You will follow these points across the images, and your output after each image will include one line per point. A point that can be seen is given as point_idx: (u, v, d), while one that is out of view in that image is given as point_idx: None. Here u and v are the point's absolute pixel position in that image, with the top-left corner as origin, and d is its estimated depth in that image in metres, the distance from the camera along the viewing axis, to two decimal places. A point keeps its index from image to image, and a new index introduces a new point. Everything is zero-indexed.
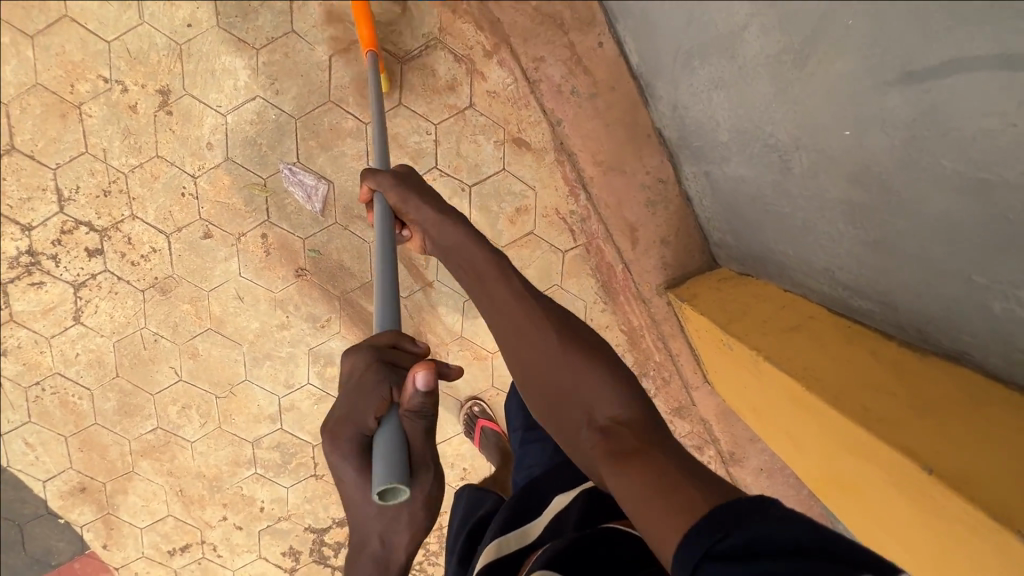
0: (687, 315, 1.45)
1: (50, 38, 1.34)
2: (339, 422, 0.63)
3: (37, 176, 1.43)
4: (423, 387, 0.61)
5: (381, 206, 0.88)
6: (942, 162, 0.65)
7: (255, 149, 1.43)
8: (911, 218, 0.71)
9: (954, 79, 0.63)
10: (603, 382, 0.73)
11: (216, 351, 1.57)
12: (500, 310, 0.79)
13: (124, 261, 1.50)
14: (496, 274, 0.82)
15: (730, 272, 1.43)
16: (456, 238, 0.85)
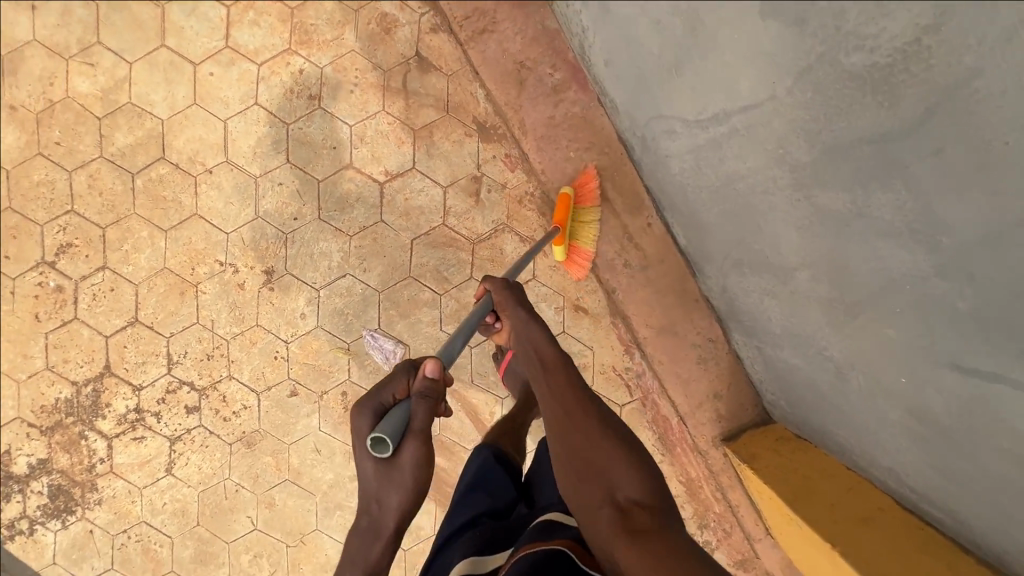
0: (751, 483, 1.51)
1: (180, 231, 1.60)
2: (366, 397, 0.78)
3: (152, 343, 1.63)
4: (432, 372, 0.82)
5: (485, 308, 1.05)
6: (1000, 439, 0.83)
7: (342, 319, 1.61)
8: (977, 470, 0.89)
9: (998, 385, 0.80)
10: (637, 465, 0.85)
11: (292, 501, 1.66)
12: (555, 402, 0.90)
13: (217, 417, 1.65)
14: (562, 364, 0.94)
15: (785, 432, 1.42)
16: (537, 337, 0.97)
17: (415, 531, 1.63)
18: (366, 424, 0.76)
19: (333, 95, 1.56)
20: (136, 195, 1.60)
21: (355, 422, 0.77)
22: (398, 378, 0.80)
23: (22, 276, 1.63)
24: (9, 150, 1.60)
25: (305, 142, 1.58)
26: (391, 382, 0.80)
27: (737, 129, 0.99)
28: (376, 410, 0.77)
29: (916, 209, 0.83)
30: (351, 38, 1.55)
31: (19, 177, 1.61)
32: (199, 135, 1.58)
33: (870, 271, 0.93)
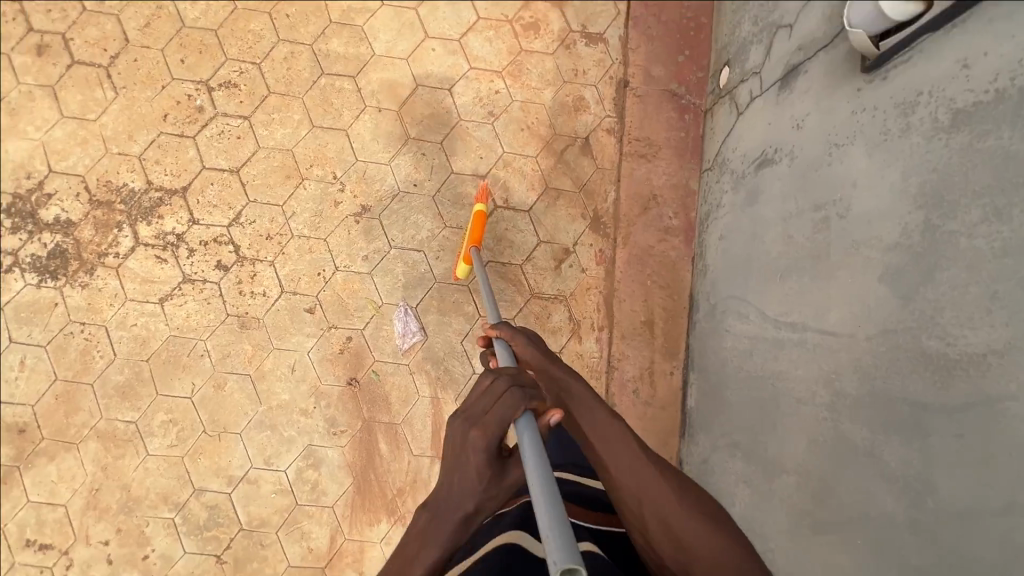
0: None
1: (323, 134, 1.79)
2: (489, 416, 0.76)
3: (234, 197, 1.76)
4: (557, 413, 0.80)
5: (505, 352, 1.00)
6: None
7: (391, 282, 1.74)
8: None
9: None
10: (708, 518, 0.80)
11: (238, 395, 1.70)
12: (628, 472, 0.83)
13: (234, 286, 1.73)
14: (620, 434, 0.87)
15: None
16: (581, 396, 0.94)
17: (319, 491, 1.66)
18: (481, 435, 0.76)
19: (507, 123, 1.82)
20: (312, 88, 1.81)
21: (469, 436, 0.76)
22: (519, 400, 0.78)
23: (180, 81, 1.80)
24: None
25: (464, 140, 1.81)
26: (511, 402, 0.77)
27: (811, 342, 1.15)
28: (498, 421, 0.76)
29: (917, 469, 0.89)
30: (548, 95, 1.83)
31: (240, 17, 1.83)
32: (391, 82, 1.82)
33: (851, 500, 0.99)
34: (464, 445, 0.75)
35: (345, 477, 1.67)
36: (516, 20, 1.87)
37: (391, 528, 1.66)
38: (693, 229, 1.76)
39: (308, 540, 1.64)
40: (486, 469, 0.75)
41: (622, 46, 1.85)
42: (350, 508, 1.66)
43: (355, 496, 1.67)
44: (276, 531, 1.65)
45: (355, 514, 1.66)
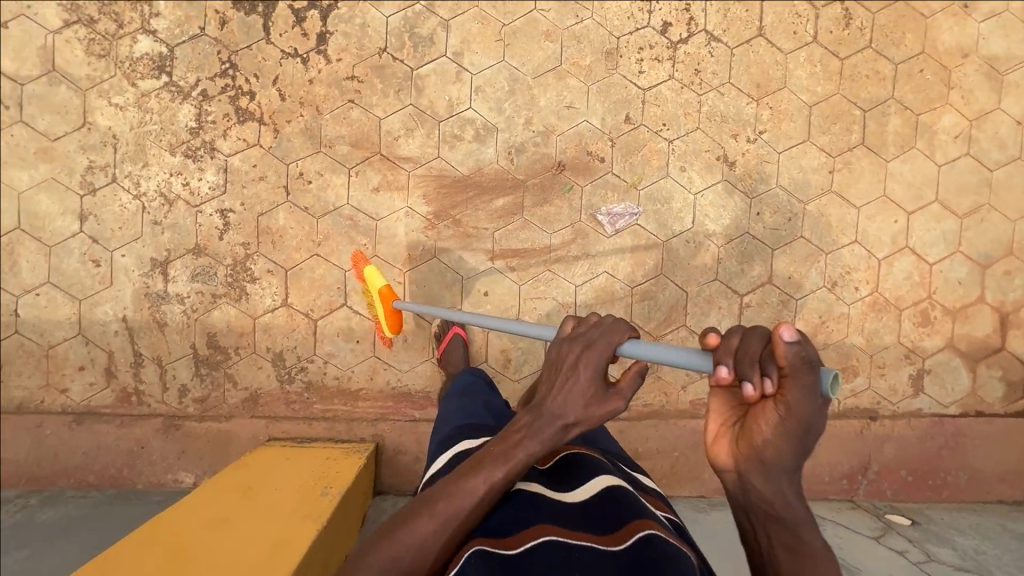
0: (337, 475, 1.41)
1: (805, 117, 1.73)
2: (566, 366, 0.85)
3: (738, 30, 1.71)
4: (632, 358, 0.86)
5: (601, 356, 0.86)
6: None
7: (658, 197, 1.72)
8: None
9: None
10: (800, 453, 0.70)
11: (539, 53, 1.68)
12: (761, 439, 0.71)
13: (647, 39, 1.70)
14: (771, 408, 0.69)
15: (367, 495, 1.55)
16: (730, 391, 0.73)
17: (450, 143, 1.67)
18: (593, 357, 0.85)
19: (826, 303, 1.77)
20: (853, 99, 1.73)
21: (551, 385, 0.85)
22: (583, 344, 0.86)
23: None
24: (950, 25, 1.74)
25: (806, 259, 1.75)
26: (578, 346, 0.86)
27: None
28: (609, 355, 0.86)
29: None
30: (858, 343, 1.78)
31: (924, 17, 1.73)
32: (865, 182, 1.75)
33: None
34: (574, 362, 0.85)
35: (466, 169, 1.68)
36: (936, 304, 1.78)
37: (420, 217, 1.67)
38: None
39: (404, 137, 1.66)
40: (592, 386, 0.84)
41: (910, 414, 1.79)
42: (437, 175, 1.67)
43: (447, 179, 1.67)
44: (411, 105, 1.66)
45: (431, 181, 1.67)
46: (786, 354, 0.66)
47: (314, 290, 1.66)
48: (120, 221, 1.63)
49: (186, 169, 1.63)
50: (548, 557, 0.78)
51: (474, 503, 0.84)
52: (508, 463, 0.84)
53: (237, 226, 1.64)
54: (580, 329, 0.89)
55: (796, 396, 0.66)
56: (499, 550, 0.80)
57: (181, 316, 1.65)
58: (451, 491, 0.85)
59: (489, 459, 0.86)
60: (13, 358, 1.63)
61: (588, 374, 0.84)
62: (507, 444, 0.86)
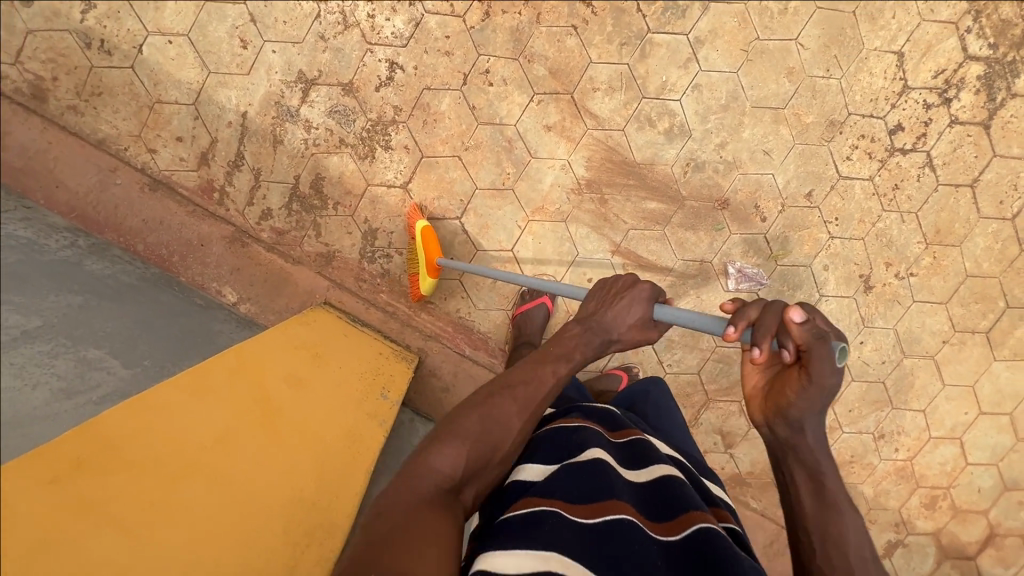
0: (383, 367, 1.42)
1: (957, 282, 1.71)
2: (610, 298, 0.99)
3: (955, 171, 1.64)
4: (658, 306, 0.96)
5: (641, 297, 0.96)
6: None
7: (789, 280, 1.68)
8: None
9: None
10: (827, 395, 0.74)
11: (771, 86, 1.57)
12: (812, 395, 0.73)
13: (872, 131, 1.61)
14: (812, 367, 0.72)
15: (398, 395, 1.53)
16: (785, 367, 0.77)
17: (640, 124, 1.56)
18: (644, 292, 0.97)
19: (866, 446, 1.81)
20: (1005, 290, 1.72)
21: (603, 310, 0.98)
22: (626, 284, 0.98)
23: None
24: None
25: (873, 403, 1.78)
26: (624, 284, 0.98)
27: None
28: (651, 298, 0.96)
29: None
30: (868, 493, 1.84)
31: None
32: (966, 365, 1.76)
33: None
34: (623, 293, 0.98)
35: (640, 156, 1.58)
36: (949, 495, 1.85)
37: (573, 177, 1.59)
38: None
39: (602, 94, 1.54)
40: (640, 315, 0.97)
41: None
42: (610, 146, 1.57)
43: (618, 155, 1.58)
44: (625, 66, 1.53)
45: (602, 149, 1.57)
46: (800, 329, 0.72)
47: (438, 190, 1.57)
48: (288, 16, 1.47)
49: (379, 1, 1.47)
50: (603, 535, 0.67)
51: (542, 391, 0.90)
52: (570, 361, 0.94)
53: (399, 87, 1.52)
54: (624, 280, 1.00)
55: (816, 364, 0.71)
56: (565, 511, 0.70)
57: (300, 143, 1.54)
58: (526, 379, 0.91)
59: (559, 355, 0.95)
60: (118, 93, 1.50)
61: (636, 312, 0.97)
62: (565, 350, 0.96)
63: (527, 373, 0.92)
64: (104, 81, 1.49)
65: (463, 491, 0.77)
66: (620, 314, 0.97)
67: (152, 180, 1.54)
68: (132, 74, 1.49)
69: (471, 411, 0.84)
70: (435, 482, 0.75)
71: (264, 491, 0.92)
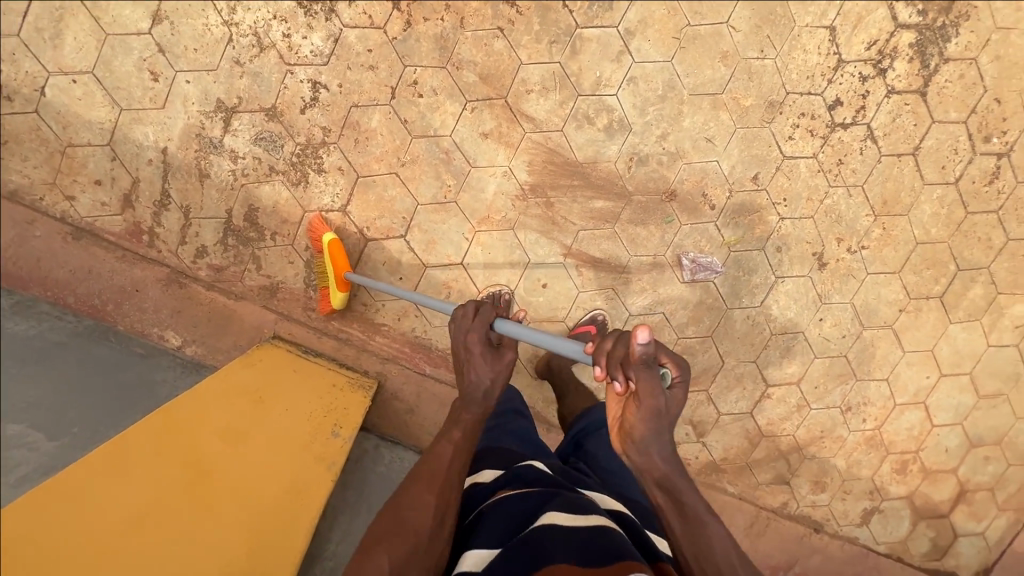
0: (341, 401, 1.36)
1: (907, 251, 1.72)
2: (457, 330, 1.11)
3: (895, 141, 1.64)
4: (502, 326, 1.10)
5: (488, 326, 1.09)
6: None
7: (744, 265, 1.67)
8: None
9: None
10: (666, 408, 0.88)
11: (707, 72, 1.54)
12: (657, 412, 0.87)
13: (811, 109, 1.60)
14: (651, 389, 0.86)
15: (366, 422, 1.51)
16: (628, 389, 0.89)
17: (578, 123, 1.53)
18: (484, 316, 1.11)
19: (834, 420, 1.83)
20: (954, 254, 1.74)
21: (460, 344, 1.10)
22: (466, 310, 1.12)
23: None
24: None
25: (837, 377, 1.79)
26: (462, 313, 1.12)
27: None
28: (489, 322, 1.10)
29: None
30: (840, 465, 1.87)
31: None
32: (923, 331, 1.79)
33: None
34: (467, 325, 1.11)
35: (582, 155, 1.55)
36: (918, 458, 1.89)
37: (516, 183, 1.55)
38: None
39: (536, 96, 1.50)
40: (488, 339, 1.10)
41: (847, 538, 1.93)
42: (550, 148, 1.54)
43: (559, 157, 1.54)
44: (557, 65, 1.49)
45: (542, 153, 1.54)
46: (642, 351, 0.84)
47: (378, 210, 1.53)
48: (198, 43, 1.40)
49: (293, 19, 1.41)
50: None
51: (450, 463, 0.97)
52: (460, 424, 1.04)
53: (325, 106, 1.46)
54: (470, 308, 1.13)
55: (652, 387, 0.86)
56: None
57: (227, 175, 1.47)
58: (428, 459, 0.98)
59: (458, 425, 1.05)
60: (24, 140, 1.41)
61: (476, 343, 1.09)
62: (458, 419, 1.05)
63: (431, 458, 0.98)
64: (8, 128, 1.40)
65: None
66: (476, 345, 1.08)
67: (74, 228, 1.46)
68: (37, 119, 1.40)
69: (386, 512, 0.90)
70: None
71: (187, 561, 0.97)
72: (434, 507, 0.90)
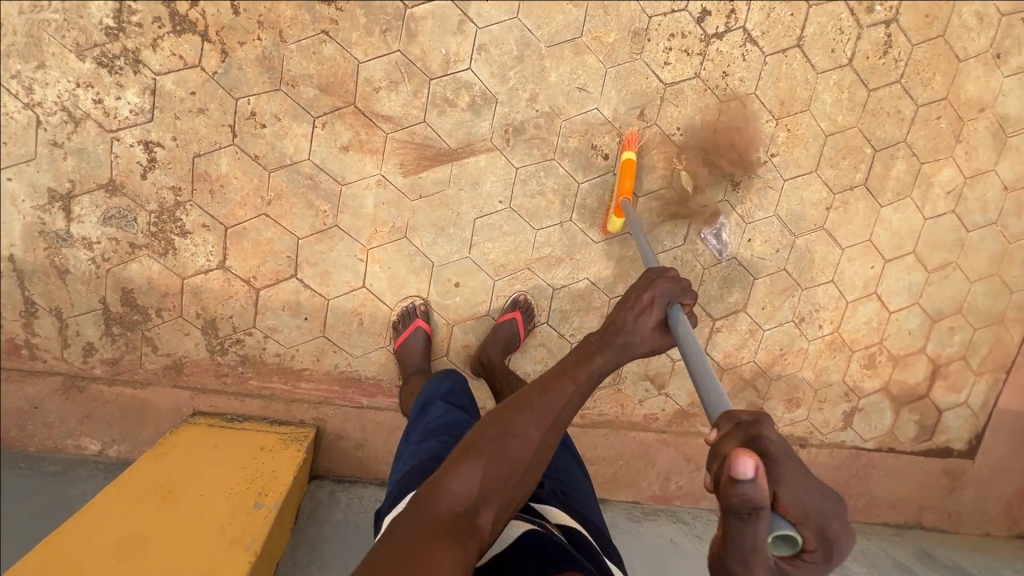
0: (272, 458, 1.30)
1: (820, 147, 1.63)
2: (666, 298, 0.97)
3: (777, 36, 1.53)
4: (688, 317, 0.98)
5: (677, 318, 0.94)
6: None
7: (656, 207, 1.59)
8: None
9: None
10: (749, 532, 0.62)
11: (559, 18, 1.42)
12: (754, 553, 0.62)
13: (681, 26, 1.48)
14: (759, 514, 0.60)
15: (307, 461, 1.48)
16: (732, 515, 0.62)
17: (439, 109, 1.42)
18: (658, 293, 0.96)
19: (791, 335, 1.78)
20: (868, 137, 1.65)
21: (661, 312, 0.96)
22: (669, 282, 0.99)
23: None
24: (980, 76, 1.65)
25: (783, 292, 1.73)
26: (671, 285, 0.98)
27: None
28: (668, 299, 0.97)
29: None
30: (810, 377, 1.83)
31: (959, 60, 1.63)
32: (858, 223, 1.72)
33: None
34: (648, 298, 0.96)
35: (454, 141, 1.44)
36: (884, 349, 1.85)
37: (394, 189, 1.44)
38: (658, 500, 1.79)
39: (387, 93, 1.39)
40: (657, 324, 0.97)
41: (835, 445, 1.90)
42: (420, 143, 1.43)
43: (432, 150, 1.44)
44: (397, 54, 1.37)
45: (412, 150, 1.43)
46: (742, 492, 0.60)
47: (260, 256, 1.43)
48: (6, 135, 1.27)
49: (98, 82, 1.28)
50: None
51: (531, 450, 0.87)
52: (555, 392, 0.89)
53: (166, 165, 1.34)
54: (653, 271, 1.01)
55: (757, 517, 0.60)
56: None
57: (88, 264, 1.37)
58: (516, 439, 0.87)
59: (617, 347, 0.93)
60: None
61: (652, 302, 0.96)
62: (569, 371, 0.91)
63: (548, 380, 0.91)
64: None
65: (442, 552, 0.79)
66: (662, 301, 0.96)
67: None
68: None
69: (492, 432, 0.87)
70: (449, 509, 0.80)
71: None
72: (536, 441, 0.87)
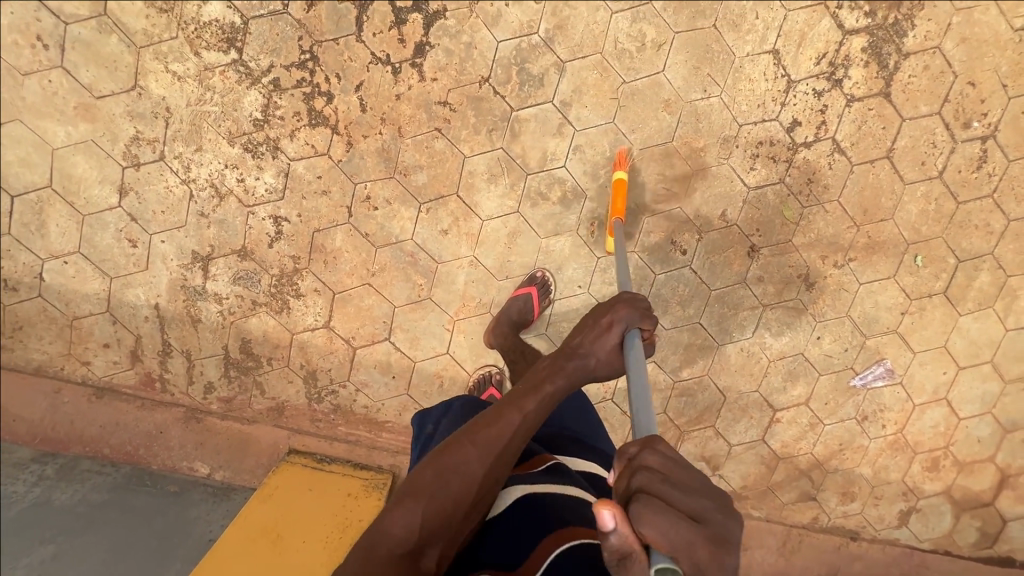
0: (356, 510, 1.43)
1: (900, 255, 1.64)
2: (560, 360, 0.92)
3: (866, 148, 1.56)
4: (611, 525, 0.58)
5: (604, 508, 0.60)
6: None
7: (728, 301, 1.65)
8: None
9: None
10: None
11: (653, 125, 1.51)
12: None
13: (771, 136, 1.54)
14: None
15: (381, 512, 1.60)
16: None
17: (532, 200, 1.53)
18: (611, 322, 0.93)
19: (853, 431, 1.79)
20: (953, 247, 1.65)
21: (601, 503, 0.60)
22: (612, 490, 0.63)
23: (1011, 101, 1.55)
24: None
25: (848, 390, 1.75)
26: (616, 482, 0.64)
27: None
28: (629, 324, 0.92)
29: None
30: (868, 473, 1.84)
31: None
32: (934, 329, 1.71)
33: None
34: (610, 321, 0.93)
35: (543, 230, 1.56)
36: (950, 454, 1.83)
37: (484, 269, 1.57)
38: None
39: (487, 186, 1.52)
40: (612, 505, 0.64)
41: (888, 541, 1.89)
42: (511, 229, 1.55)
43: (521, 236, 1.56)
44: (500, 152, 1.50)
45: (503, 235, 1.55)
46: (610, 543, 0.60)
47: (362, 320, 1.59)
48: (164, 205, 1.49)
49: (243, 164, 1.47)
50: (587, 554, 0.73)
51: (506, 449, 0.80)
52: (538, 394, 0.86)
53: (290, 237, 1.52)
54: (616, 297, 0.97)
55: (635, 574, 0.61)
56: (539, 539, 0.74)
57: (217, 316, 1.57)
58: (489, 421, 0.82)
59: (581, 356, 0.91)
60: (41, 323, 1.56)
61: (608, 329, 0.92)
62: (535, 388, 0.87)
63: (545, 372, 0.90)
64: (26, 316, 1.56)
65: (424, 554, 0.73)
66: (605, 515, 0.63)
67: (95, 386, 1.60)
68: (46, 301, 1.54)
69: (484, 425, 0.82)
70: (388, 550, 0.73)
71: None
72: (477, 482, 0.78)
